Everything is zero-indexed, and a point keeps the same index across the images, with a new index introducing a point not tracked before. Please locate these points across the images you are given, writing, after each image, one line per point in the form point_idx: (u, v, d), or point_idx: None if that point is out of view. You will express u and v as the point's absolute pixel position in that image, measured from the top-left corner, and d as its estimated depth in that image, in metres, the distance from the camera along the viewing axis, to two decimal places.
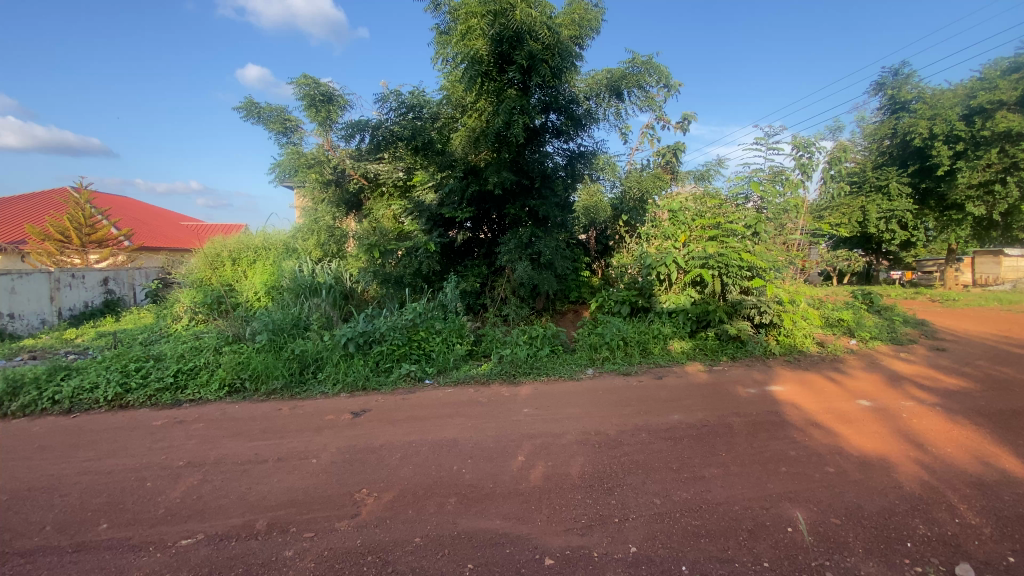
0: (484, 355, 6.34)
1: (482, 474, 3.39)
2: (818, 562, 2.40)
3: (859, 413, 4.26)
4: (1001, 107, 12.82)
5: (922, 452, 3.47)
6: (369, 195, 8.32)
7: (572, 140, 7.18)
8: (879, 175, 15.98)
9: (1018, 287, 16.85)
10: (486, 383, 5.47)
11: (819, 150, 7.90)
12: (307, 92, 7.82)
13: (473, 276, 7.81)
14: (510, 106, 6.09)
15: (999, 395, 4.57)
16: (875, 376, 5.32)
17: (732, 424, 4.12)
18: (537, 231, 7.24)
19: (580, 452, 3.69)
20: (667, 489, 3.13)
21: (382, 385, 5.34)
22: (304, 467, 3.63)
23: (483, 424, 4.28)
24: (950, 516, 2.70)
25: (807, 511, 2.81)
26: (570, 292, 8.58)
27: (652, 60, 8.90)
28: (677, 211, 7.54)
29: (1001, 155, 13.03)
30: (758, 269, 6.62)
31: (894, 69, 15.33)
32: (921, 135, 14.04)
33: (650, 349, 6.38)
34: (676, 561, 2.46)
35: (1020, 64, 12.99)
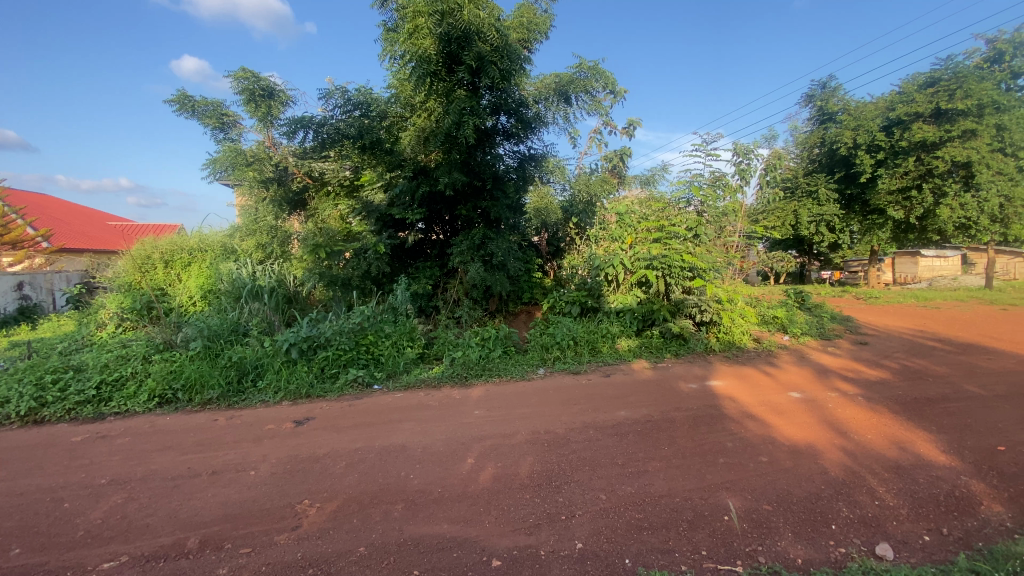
0: (435, 358, 6.26)
1: (431, 478, 3.34)
2: (752, 548, 2.52)
3: (791, 405, 4.51)
4: (917, 118, 13.93)
5: (845, 440, 3.72)
6: (313, 195, 7.98)
7: (523, 142, 7.22)
8: (810, 181, 17.13)
9: (937, 287, 17.16)
10: (437, 386, 5.39)
11: (757, 157, 8.32)
12: (246, 86, 7.49)
13: (425, 278, 7.70)
14: (459, 107, 6.06)
15: (914, 385, 4.97)
16: (805, 370, 5.66)
17: (674, 419, 4.27)
18: (489, 233, 7.27)
19: (530, 451, 3.71)
20: (612, 484, 3.20)
21: (327, 393, 5.17)
22: (241, 480, 3.45)
23: (433, 428, 4.22)
24: (870, 499, 2.91)
25: (741, 500, 2.94)
26: (522, 293, 8.60)
27: (598, 66, 9.16)
28: (625, 215, 7.94)
29: (918, 163, 14.17)
30: (699, 269, 6.89)
31: (821, 82, 16.49)
32: (846, 144, 15.23)
33: (599, 348, 6.50)
34: (621, 554, 2.51)
35: (934, 79, 13.98)
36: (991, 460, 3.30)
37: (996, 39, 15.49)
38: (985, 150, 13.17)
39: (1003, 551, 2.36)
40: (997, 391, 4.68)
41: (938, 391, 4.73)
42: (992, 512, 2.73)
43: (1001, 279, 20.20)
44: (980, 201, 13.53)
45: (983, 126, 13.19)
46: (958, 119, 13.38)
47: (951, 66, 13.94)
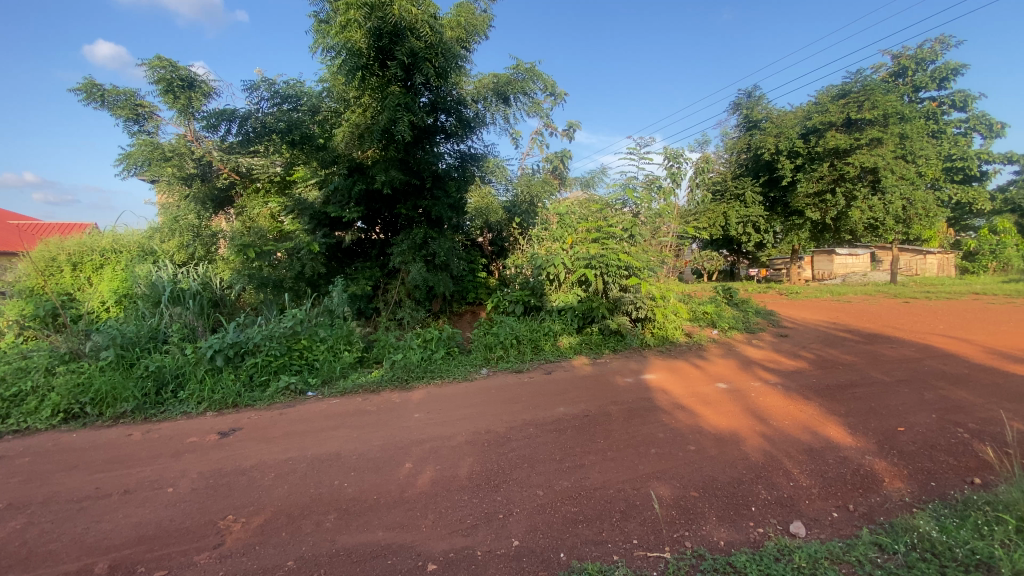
0: (375, 361, 6.08)
1: (366, 486, 3.24)
2: (679, 534, 2.64)
3: (718, 395, 4.76)
4: (830, 127, 15.13)
5: (765, 426, 3.98)
6: (241, 192, 7.65)
7: (463, 142, 7.20)
8: (737, 184, 18.25)
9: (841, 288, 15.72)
10: (375, 391, 5.26)
11: (686, 161, 8.71)
12: (162, 76, 6.99)
13: (364, 278, 7.52)
14: (393, 103, 5.92)
15: (826, 373, 5.39)
16: (731, 362, 6.01)
17: (610, 413, 4.40)
18: (431, 232, 7.17)
19: (470, 452, 3.69)
20: (549, 480, 3.24)
21: (256, 401, 4.91)
22: (158, 498, 3.20)
23: (370, 434, 4.10)
24: (786, 480, 3.12)
25: (670, 488, 3.07)
26: (466, 294, 8.55)
27: (535, 67, 9.28)
28: (565, 215, 8.03)
29: (832, 168, 15.35)
30: (634, 268, 7.17)
31: (747, 91, 17.62)
32: (769, 150, 16.35)
33: (541, 346, 6.57)
34: (556, 548, 2.55)
35: (845, 92, 15.23)
36: (891, 440, 3.62)
37: (900, 55, 17.12)
38: (889, 157, 14.41)
39: (901, 523, 2.58)
40: (897, 376, 5.17)
41: (846, 378, 5.16)
42: (891, 488, 3.00)
43: (905, 279, 19.61)
44: (885, 203, 14.70)
45: (887, 135, 14.47)
46: (866, 128, 14.74)
47: (860, 79, 15.22)
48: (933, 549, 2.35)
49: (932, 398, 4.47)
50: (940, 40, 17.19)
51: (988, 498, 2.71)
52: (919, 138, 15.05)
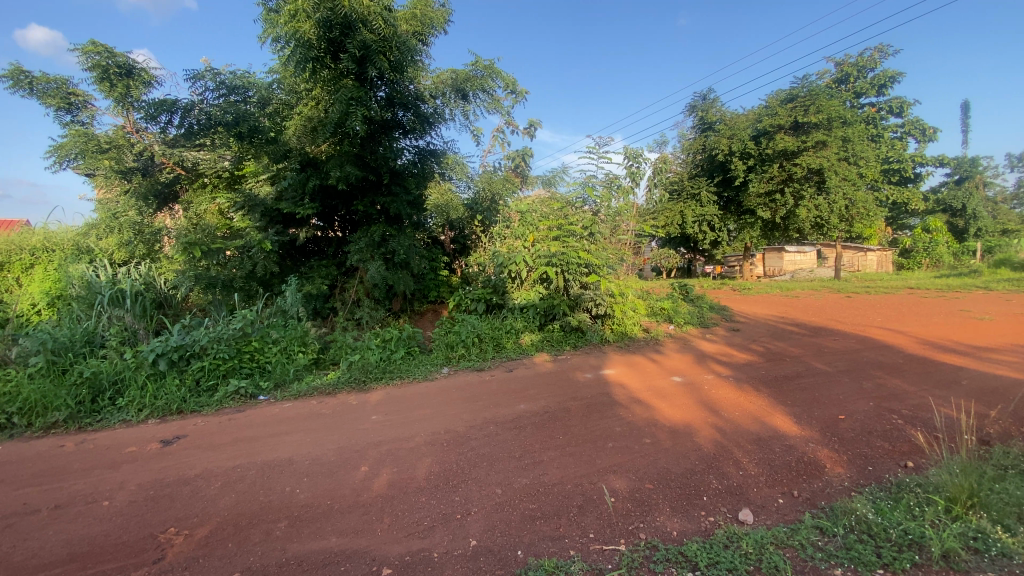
0: (331, 363, 5.91)
1: (319, 491, 3.15)
2: (634, 526, 2.68)
3: (673, 388, 4.90)
4: (779, 130, 15.81)
5: (717, 418, 4.11)
6: (186, 187, 7.28)
7: (422, 137, 7.10)
8: (693, 184, 18.85)
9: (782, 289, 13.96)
10: (332, 393, 5.12)
11: (645, 162, 8.89)
12: (97, 62, 6.56)
13: (320, 277, 7.34)
14: (345, 96, 5.78)
15: (774, 365, 5.63)
16: (686, 356, 6.20)
17: (569, 408, 4.44)
18: (390, 230, 7.04)
19: (428, 453, 3.64)
20: (508, 478, 3.24)
21: (203, 407, 4.69)
22: (92, 512, 3.00)
23: (325, 437, 3.99)
24: (736, 469, 3.23)
25: (626, 481, 3.13)
26: (428, 292, 8.45)
27: (494, 64, 9.25)
28: (526, 213, 8.10)
29: (780, 169, 16.07)
30: (594, 266, 7.26)
31: (702, 94, 18.22)
32: (723, 151, 16.95)
33: (503, 344, 6.57)
34: (514, 546, 2.54)
35: (792, 96, 16.00)
36: (832, 428, 3.82)
37: (842, 63, 18.06)
38: (833, 159, 15.17)
39: (841, 507, 2.71)
40: (839, 367, 5.46)
41: (792, 370, 5.41)
42: (833, 473, 3.15)
43: (847, 279, 18.13)
44: (830, 202, 15.50)
45: (831, 138, 15.25)
46: (812, 132, 15.49)
47: (806, 85, 15.97)
48: (869, 531, 2.47)
49: (870, 387, 4.73)
50: (879, 49, 18.25)
51: (919, 481, 2.88)
52: (860, 141, 15.93)
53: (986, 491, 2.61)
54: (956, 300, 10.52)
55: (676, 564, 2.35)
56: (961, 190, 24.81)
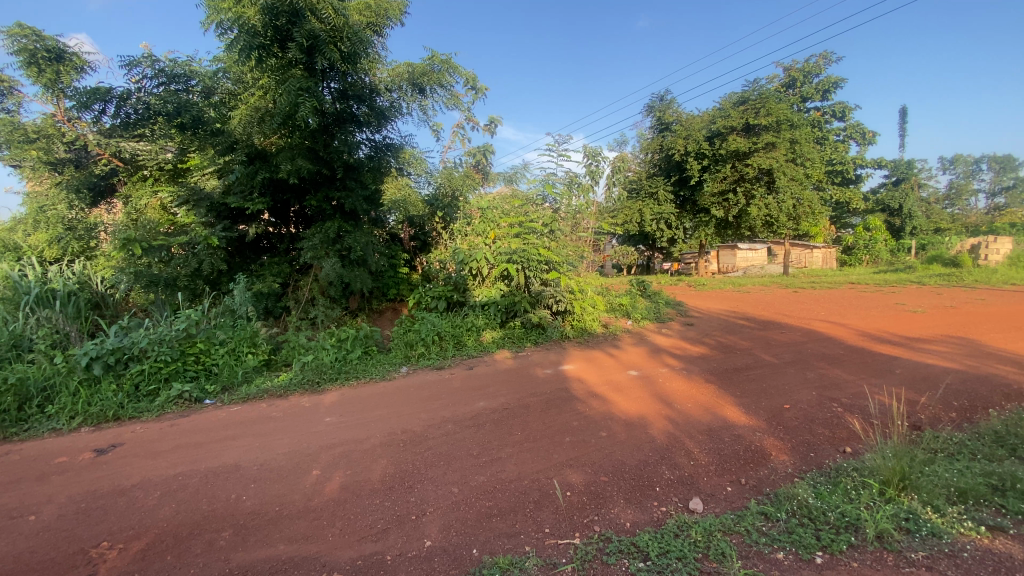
0: (284, 364, 5.73)
1: (268, 498, 3.03)
2: (589, 519, 2.71)
3: (629, 382, 5.00)
4: (732, 131, 16.39)
5: (670, 409, 4.23)
6: (124, 180, 6.86)
7: (378, 132, 6.96)
8: (651, 184, 19.32)
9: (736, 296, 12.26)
10: (283, 395, 4.95)
11: (604, 160, 9.00)
12: (24, 46, 6.10)
13: (272, 275, 7.13)
14: (294, 86, 5.58)
15: (725, 358, 5.83)
16: (642, 350, 6.34)
17: (529, 404, 4.46)
18: (346, 226, 6.88)
19: (383, 454, 3.57)
20: (465, 476, 3.22)
21: (143, 413, 4.44)
22: (15, 529, 2.79)
23: (275, 441, 3.85)
24: (687, 459, 3.33)
25: (582, 474, 3.17)
26: (387, 291, 8.32)
27: (451, 59, 9.17)
28: (486, 211, 8.05)
29: (733, 169, 16.67)
30: (554, 263, 7.29)
31: (659, 95, 18.71)
32: (679, 152, 17.45)
33: (464, 341, 6.52)
34: (469, 545, 2.52)
35: (744, 99, 16.64)
36: (777, 417, 3.99)
37: (790, 68, 18.89)
38: (782, 160, 15.85)
39: (784, 492, 2.82)
40: (785, 358, 5.71)
41: (742, 362, 5.63)
42: (777, 460, 3.29)
43: (804, 280, 16.39)
44: (778, 202, 16.20)
45: (780, 140, 15.93)
46: (762, 133, 16.12)
47: (756, 88, 16.64)
48: (810, 514, 2.59)
49: (813, 377, 4.97)
50: (824, 56, 19.19)
51: (856, 465, 3.04)
52: (806, 143, 16.71)
53: (916, 473, 2.78)
54: (892, 294, 11.20)
55: (628, 555, 2.39)
56: (898, 191, 26.46)
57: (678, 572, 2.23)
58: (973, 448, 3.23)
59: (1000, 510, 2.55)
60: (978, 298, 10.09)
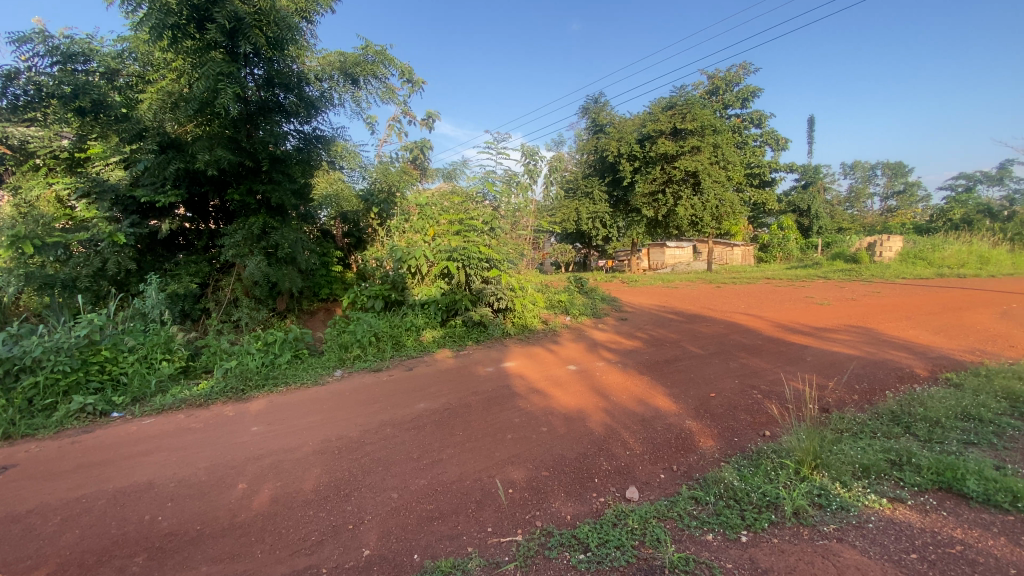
0: (204, 371, 5.33)
1: (187, 516, 2.80)
2: (531, 515, 2.73)
3: (568, 376, 5.10)
4: (661, 135, 17.22)
5: (607, 402, 4.36)
6: (13, 170, 6.04)
7: (308, 122, 6.62)
8: (587, 184, 19.87)
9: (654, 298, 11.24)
10: (204, 405, 4.59)
11: (541, 160, 9.11)
12: None
13: (189, 276, 6.63)
14: (213, 71, 5.21)
15: (657, 350, 6.12)
16: (580, 344, 6.50)
17: (470, 403, 4.43)
18: (272, 222, 6.49)
19: (317, 462, 3.41)
20: (405, 480, 3.14)
21: (38, 430, 3.96)
22: None
23: (195, 455, 3.56)
24: (623, 450, 3.44)
25: (523, 471, 3.19)
26: (318, 290, 7.99)
27: (384, 50, 8.91)
28: (426, 206, 7.89)
29: (662, 171, 17.49)
30: (495, 260, 7.28)
31: (593, 98, 19.30)
32: (613, 153, 18.08)
33: (403, 342, 6.36)
34: (410, 551, 2.46)
35: (671, 104, 17.50)
36: (705, 405, 4.23)
37: (713, 76, 20.07)
38: (707, 163, 16.79)
39: (711, 476, 2.99)
40: (710, 349, 6.08)
41: (672, 353, 5.92)
42: (704, 447, 3.47)
43: (728, 279, 15.53)
44: (704, 202, 17.19)
45: (705, 144, 16.87)
46: (688, 137, 17.02)
47: (683, 95, 17.55)
48: (736, 496, 2.76)
49: (736, 366, 5.32)
50: (743, 66, 20.55)
51: (774, 448, 3.28)
52: (728, 147, 17.81)
53: (826, 452, 3.04)
54: (802, 289, 12.24)
55: (569, 548, 2.42)
56: (806, 194, 28.89)
57: (616, 560, 2.30)
58: (874, 427, 3.58)
59: (898, 482, 2.83)
60: (873, 292, 11.24)
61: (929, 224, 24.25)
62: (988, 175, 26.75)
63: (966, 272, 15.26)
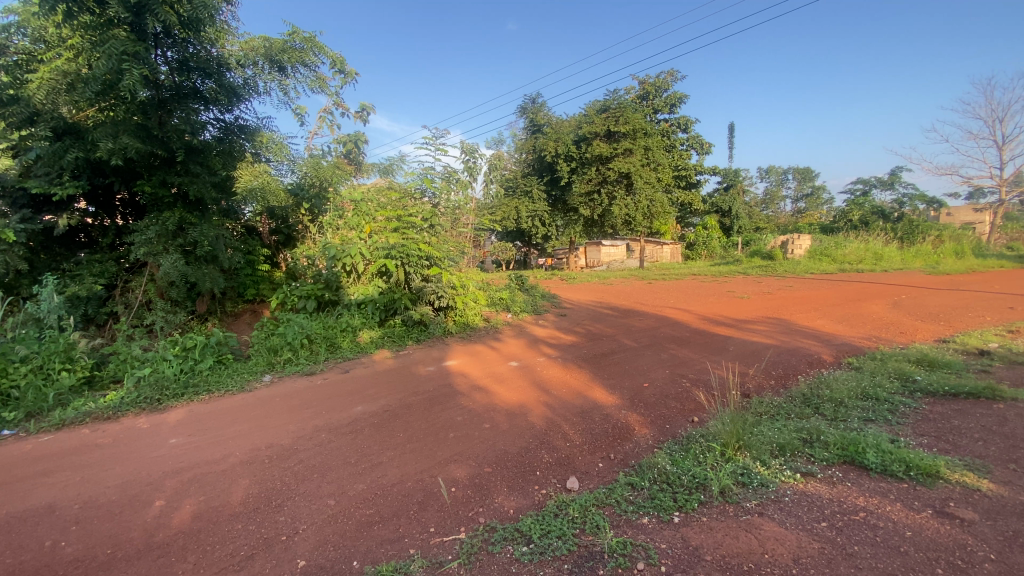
0: (112, 381, 4.86)
1: (95, 540, 2.54)
2: (474, 512, 2.73)
3: (510, 372, 5.15)
4: (596, 137, 17.75)
5: (547, 396, 4.44)
6: None
7: (230, 111, 6.23)
8: (526, 183, 20.07)
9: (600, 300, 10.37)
10: (112, 418, 4.19)
11: (481, 158, 9.09)
12: None
13: (93, 277, 6.03)
14: (116, 49, 4.78)
15: (594, 344, 6.31)
16: (521, 341, 6.58)
17: (410, 404, 4.35)
18: (189, 217, 6.03)
19: (245, 473, 3.21)
20: (342, 486, 3.03)
21: None
22: None
23: (103, 473, 3.24)
24: (563, 442, 3.52)
25: (466, 468, 3.19)
26: (243, 291, 7.55)
27: (313, 38, 8.53)
28: (361, 202, 7.59)
29: (597, 171, 18.03)
30: (435, 258, 7.18)
31: (530, 98, 19.56)
32: (550, 153, 18.40)
33: (338, 343, 6.12)
34: (349, 558, 2.38)
35: (605, 107, 18.09)
36: (639, 395, 4.42)
37: (644, 82, 20.93)
38: (639, 165, 17.51)
39: (646, 462, 3.13)
40: (643, 342, 6.36)
41: (608, 347, 6.14)
42: (639, 435, 3.62)
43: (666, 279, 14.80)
44: (636, 202, 17.91)
45: (637, 146, 17.58)
46: (622, 139, 17.65)
47: (616, 98, 18.17)
48: (668, 479, 2.90)
49: (667, 357, 5.59)
50: (670, 73, 21.61)
51: (702, 433, 3.48)
52: (659, 151, 18.66)
53: (748, 434, 3.27)
54: (725, 284, 13.07)
55: (513, 541, 2.45)
56: (728, 195, 30.84)
57: (559, 550, 2.34)
58: (788, 409, 3.89)
59: (809, 458, 3.10)
60: (785, 286, 12.24)
61: (832, 224, 26.71)
62: (880, 180, 29.87)
63: (863, 267, 16.97)
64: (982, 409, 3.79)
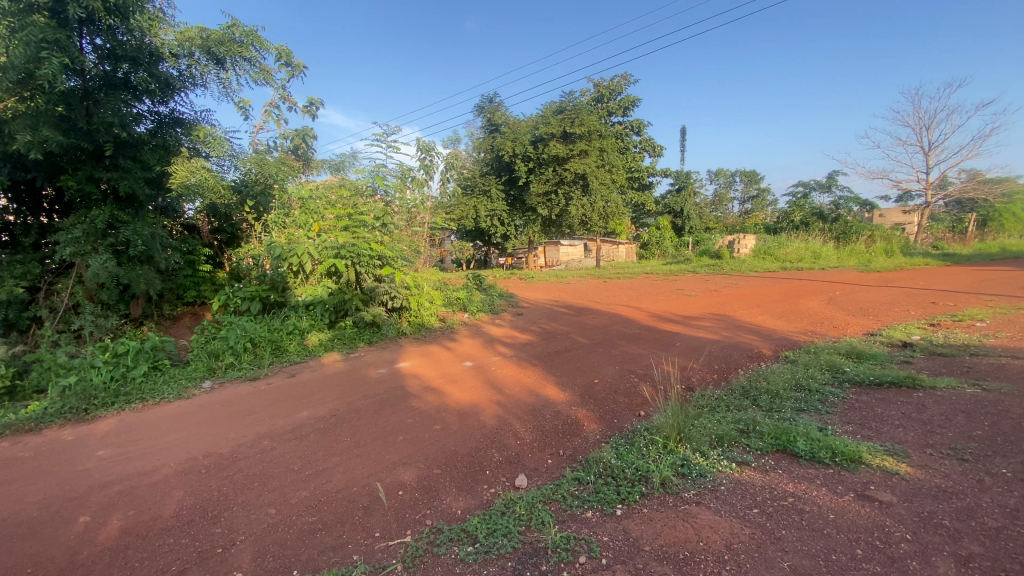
0: (35, 392, 4.53)
1: (8, 562, 2.35)
2: (420, 514, 2.70)
3: (463, 373, 5.12)
4: (553, 137, 17.93)
5: (499, 395, 4.45)
6: None
7: (165, 104, 5.97)
8: (484, 182, 20.02)
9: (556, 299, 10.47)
10: (33, 430, 3.90)
11: (436, 156, 8.99)
12: None
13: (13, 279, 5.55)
14: (34, 37, 4.45)
15: (548, 342, 6.38)
16: (476, 341, 6.56)
17: (359, 408, 4.26)
18: (121, 215, 5.69)
19: (180, 484, 3.06)
20: (285, 494, 2.94)
21: None
22: None
23: (20, 490, 3.01)
24: (513, 440, 3.53)
25: (414, 471, 3.15)
26: (183, 293, 7.22)
27: (254, 31, 8.20)
28: (309, 201, 7.43)
29: (554, 172, 18.17)
30: (387, 257, 7.04)
31: (488, 97, 19.54)
32: (508, 153, 18.41)
33: (284, 347, 5.91)
34: (288, 568, 2.30)
35: (561, 108, 18.28)
36: (589, 391, 4.49)
37: (598, 84, 21.29)
38: (594, 166, 17.80)
39: (592, 458, 3.18)
40: (596, 339, 6.47)
41: (562, 345, 6.22)
42: (588, 430, 3.68)
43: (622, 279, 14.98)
44: (592, 202, 18.20)
45: (592, 148, 17.86)
46: (578, 140, 17.88)
47: (572, 100, 18.43)
48: (613, 473, 2.97)
49: (617, 354, 5.72)
50: (624, 77, 22.09)
51: (646, 427, 3.57)
52: (614, 152, 19.04)
53: (689, 426, 3.38)
54: (677, 282, 13.47)
55: (458, 542, 2.44)
56: (681, 196, 31.81)
57: (503, 548, 2.36)
58: (728, 401, 4.06)
59: (745, 448, 3.24)
60: (733, 283, 12.74)
61: (777, 224, 28.01)
62: (819, 183, 31.57)
63: (804, 265, 17.89)
64: (903, 397, 4.08)
